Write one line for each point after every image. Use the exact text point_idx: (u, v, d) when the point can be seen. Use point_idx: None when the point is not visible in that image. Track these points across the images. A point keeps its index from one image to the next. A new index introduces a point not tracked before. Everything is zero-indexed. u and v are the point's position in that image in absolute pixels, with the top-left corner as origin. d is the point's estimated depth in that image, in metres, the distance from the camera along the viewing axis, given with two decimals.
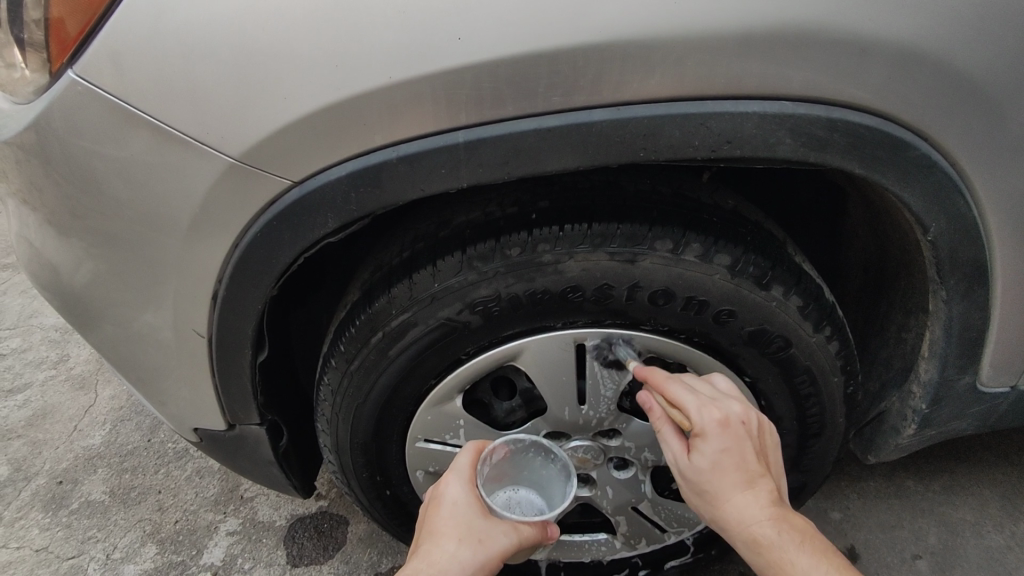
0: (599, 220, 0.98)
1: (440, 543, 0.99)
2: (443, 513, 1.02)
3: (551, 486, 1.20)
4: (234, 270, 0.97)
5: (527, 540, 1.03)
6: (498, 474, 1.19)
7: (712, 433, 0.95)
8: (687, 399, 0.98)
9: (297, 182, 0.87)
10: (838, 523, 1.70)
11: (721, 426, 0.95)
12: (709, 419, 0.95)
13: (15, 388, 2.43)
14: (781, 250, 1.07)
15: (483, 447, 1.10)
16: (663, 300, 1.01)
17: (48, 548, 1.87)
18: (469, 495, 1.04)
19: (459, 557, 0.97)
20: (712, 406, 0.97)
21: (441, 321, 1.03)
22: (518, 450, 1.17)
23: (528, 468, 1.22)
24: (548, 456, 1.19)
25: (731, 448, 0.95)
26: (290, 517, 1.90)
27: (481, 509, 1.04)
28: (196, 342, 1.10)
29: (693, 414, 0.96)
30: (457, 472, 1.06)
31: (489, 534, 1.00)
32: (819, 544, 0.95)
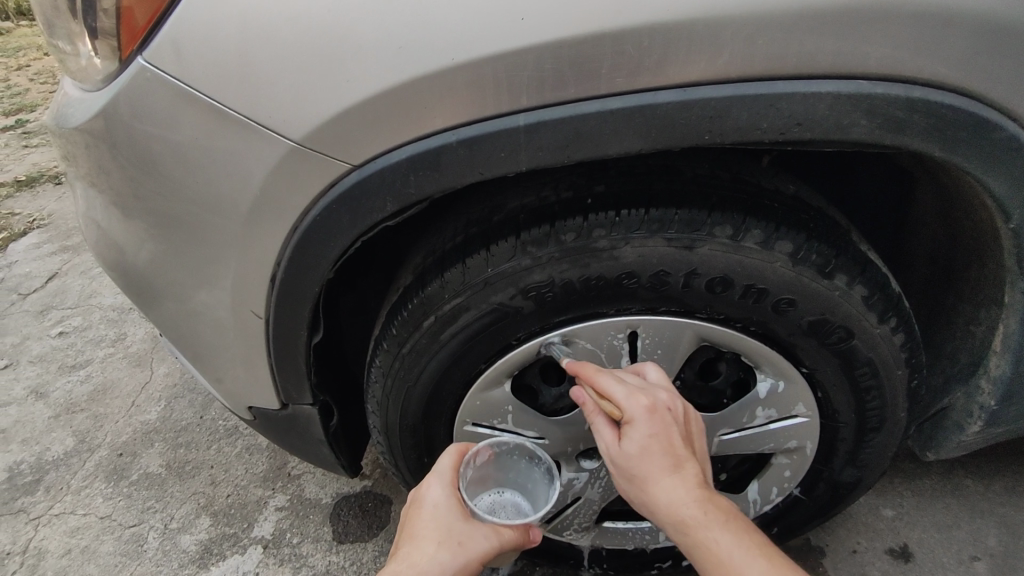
0: (657, 206, 0.97)
1: (422, 545, 0.96)
2: (424, 515, 1.00)
3: (537, 490, 1.19)
4: (292, 253, 0.98)
5: (509, 543, 1.01)
6: (482, 477, 1.18)
7: (639, 417, 0.93)
8: (616, 387, 0.96)
9: (356, 166, 0.87)
10: (891, 521, 1.65)
11: (649, 413, 0.93)
12: (636, 406, 0.94)
13: (77, 364, 2.55)
14: (845, 237, 1.04)
15: (466, 449, 1.09)
16: (721, 288, 0.99)
17: (111, 516, 1.97)
18: (451, 497, 1.03)
19: (439, 560, 0.94)
20: (640, 393, 0.95)
21: (494, 306, 1.04)
22: (502, 452, 1.17)
23: (513, 470, 1.21)
24: (534, 459, 1.19)
25: (659, 433, 0.93)
26: (335, 496, 1.95)
27: (463, 511, 1.01)
28: (254, 323, 1.13)
29: (623, 401, 0.95)
30: (438, 474, 1.05)
31: (469, 536, 0.98)
32: (743, 526, 0.92)
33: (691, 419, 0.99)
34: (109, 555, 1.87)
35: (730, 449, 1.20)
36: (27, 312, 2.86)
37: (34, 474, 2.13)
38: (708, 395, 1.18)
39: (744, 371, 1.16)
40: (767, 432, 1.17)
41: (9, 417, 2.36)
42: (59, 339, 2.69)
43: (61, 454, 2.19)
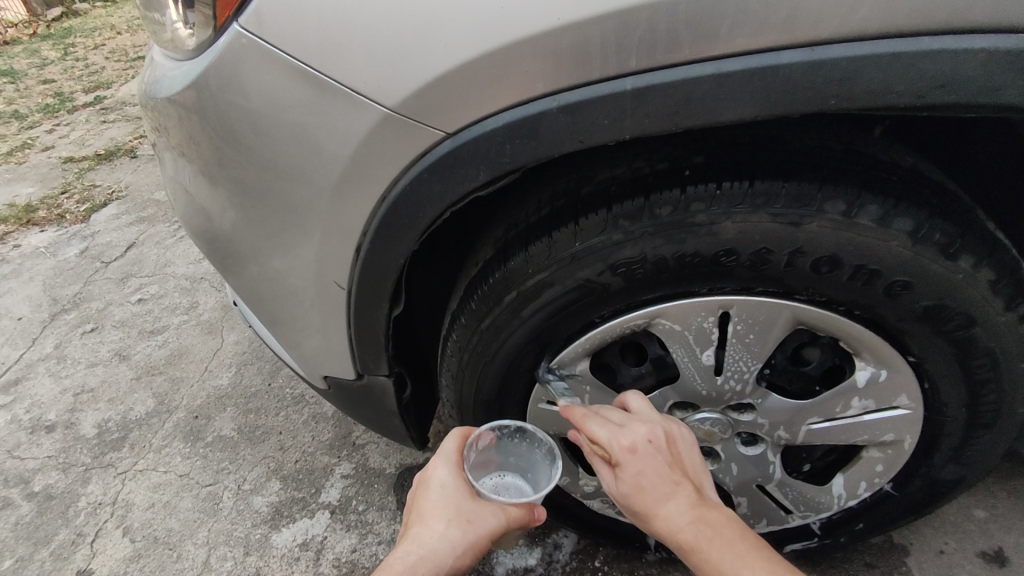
0: (762, 178, 0.90)
1: (431, 524, 1.03)
2: (432, 495, 1.07)
3: (536, 470, 1.26)
4: (379, 224, 0.97)
5: (514, 520, 1.07)
6: (485, 461, 1.24)
7: (624, 454, 0.96)
8: (595, 434, 1.00)
9: (450, 134, 0.84)
10: (983, 523, 1.55)
11: (632, 449, 0.96)
12: (619, 448, 0.97)
13: (155, 329, 2.68)
14: (970, 215, 0.95)
15: (468, 433, 1.16)
16: (828, 268, 0.92)
17: (189, 474, 2.07)
18: (457, 478, 1.10)
19: (449, 537, 1.01)
20: (616, 432, 0.98)
21: (580, 282, 1.00)
22: (504, 436, 1.23)
23: (515, 454, 1.27)
24: (533, 441, 1.24)
25: (647, 467, 0.95)
26: (399, 466, 1.99)
27: (469, 491, 1.08)
28: (336, 295, 1.14)
29: (608, 442, 0.98)
30: (444, 456, 1.12)
31: (477, 513, 1.04)
32: (749, 537, 0.90)
33: (675, 440, 0.99)
34: (188, 512, 1.96)
35: (818, 438, 1.14)
36: (108, 279, 3.01)
37: (119, 431, 2.26)
38: (798, 381, 1.12)
39: (841, 357, 1.08)
40: (861, 423, 1.10)
41: (95, 377, 2.51)
42: (138, 305, 2.83)
43: (143, 414, 2.31)
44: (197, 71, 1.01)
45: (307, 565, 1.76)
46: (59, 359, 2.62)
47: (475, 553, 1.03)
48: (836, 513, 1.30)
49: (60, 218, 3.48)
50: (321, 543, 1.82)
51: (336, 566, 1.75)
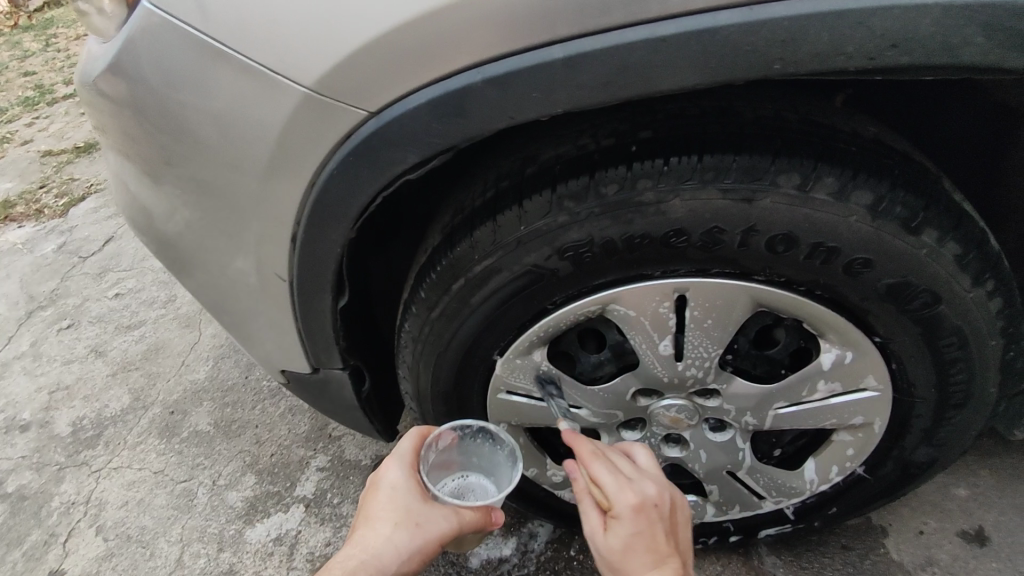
0: (711, 152, 0.85)
1: (377, 527, 1.01)
2: (381, 497, 1.05)
3: (500, 472, 1.21)
4: (311, 212, 0.91)
5: (467, 524, 1.03)
6: (447, 462, 1.21)
7: (622, 510, 0.93)
8: (604, 479, 0.96)
9: (374, 114, 0.79)
10: (964, 502, 1.52)
11: (636, 510, 0.93)
12: (623, 504, 0.93)
13: (132, 324, 2.62)
14: (936, 185, 0.90)
15: (427, 433, 1.12)
16: (784, 247, 0.87)
17: (164, 471, 2.04)
18: (409, 478, 1.06)
19: (394, 542, 0.99)
20: (629, 487, 0.94)
21: (527, 268, 0.95)
22: (467, 437, 1.19)
23: (478, 455, 1.23)
24: (497, 441, 1.20)
25: (642, 531, 0.93)
26: (375, 458, 1.96)
27: (422, 493, 1.05)
28: (280, 286, 1.09)
29: (610, 492, 0.95)
30: (398, 456, 1.09)
31: (427, 517, 1.01)
32: None
33: (674, 508, 0.98)
34: (161, 509, 1.93)
35: (786, 424, 1.09)
36: (85, 274, 2.91)
37: (94, 428, 2.21)
38: (763, 365, 1.07)
39: (806, 339, 1.04)
40: (828, 407, 1.06)
41: (70, 374, 2.44)
42: (115, 300, 2.73)
43: (118, 410, 2.26)
44: (116, 52, 0.95)
45: (280, 559, 1.75)
46: (35, 358, 2.53)
47: (423, 556, 1.01)
48: (811, 497, 1.26)
49: (35, 211, 3.38)
50: (295, 538, 1.79)
51: (310, 560, 1.74)
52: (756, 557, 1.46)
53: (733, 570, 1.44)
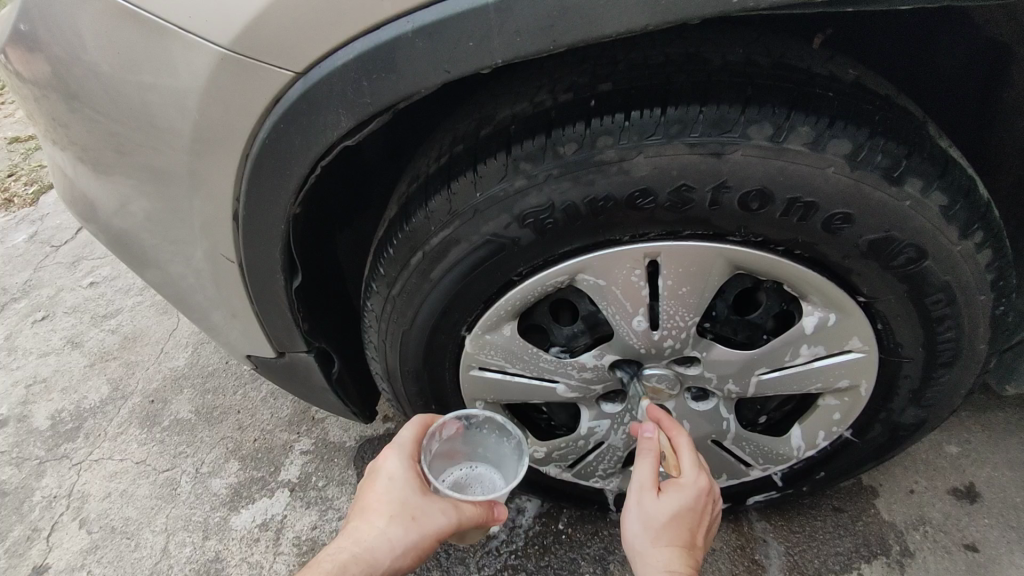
0: (676, 103, 0.78)
1: (371, 520, 0.96)
2: (377, 488, 0.99)
3: (505, 464, 1.17)
4: (248, 186, 0.85)
5: (468, 519, 0.99)
6: (451, 451, 1.16)
7: (692, 483, 0.95)
8: (688, 453, 0.98)
9: (300, 74, 0.73)
10: (955, 459, 1.49)
11: (703, 491, 0.95)
12: (695, 479, 0.95)
13: (107, 313, 2.39)
14: (920, 131, 0.83)
15: (432, 422, 1.07)
16: (758, 204, 0.81)
17: (146, 461, 1.89)
18: (407, 470, 1.01)
19: (390, 536, 0.94)
20: (704, 471, 0.97)
21: (487, 238, 0.88)
22: (472, 426, 1.15)
23: (483, 445, 1.18)
24: (502, 433, 1.16)
25: (696, 508, 0.95)
26: (360, 439, 1.87)
27: (420, 484, 1.00)
28: (229, 268, 1.02)
29: (686, 466, 0.97)
30: (398, 446, 1.03)
31: (423, 511, 0.96)
32: None
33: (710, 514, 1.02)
34: (146, 499, 1.80)
35: (770, 389, 1.04)
36: (59, 263, 2.64)
37: (73, 421, 2.04)
38: (743, 330, 1.01)
39: (787, 302, 0.98)
40: (812, 371, 1.01)
41: (48, 367, 2.23)
42: (90, 289, 2.50)
43: (98, 401, 2.09)
44: (34, 28, 0.89)
45: (267, 545, 1.66)
46: (10, 352, 2.30)
47: (419, 552, 0.96)
48: (799, 463, 1.22)
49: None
50: (281, 522, 1.70)
51: (296, 545, 1.65)
52: (746, 522, 1.44)
53: (723, 538, 1.41)
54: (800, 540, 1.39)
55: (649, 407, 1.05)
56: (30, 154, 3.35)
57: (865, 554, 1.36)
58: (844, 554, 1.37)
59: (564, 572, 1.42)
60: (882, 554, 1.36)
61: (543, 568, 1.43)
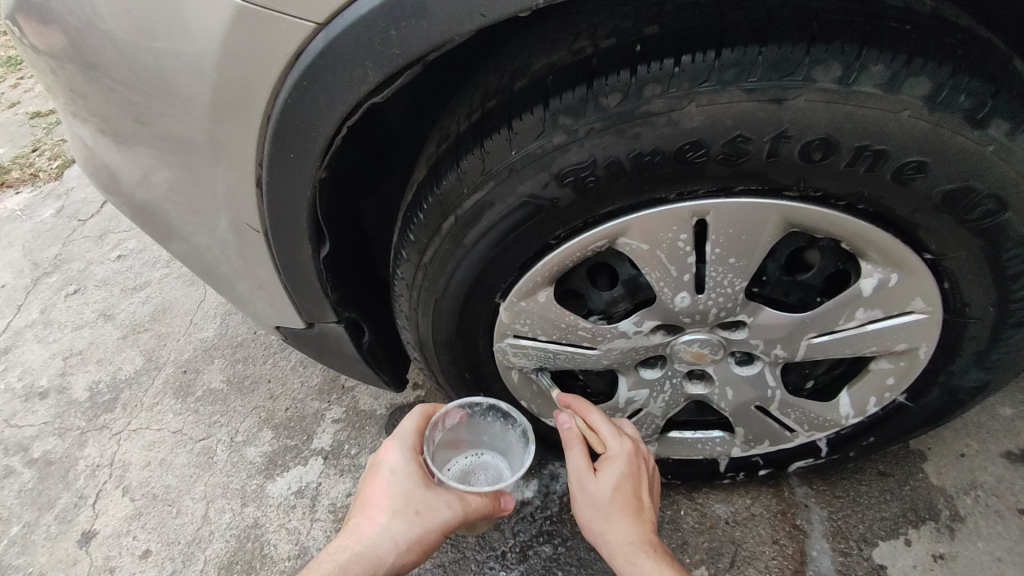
0: (732, 44, 0.72)
1: (374, 516, 0.96)
2: (379, 482, 0.99)
3: (512, 452, 1.16)
4: (270, 151, 0.81)
5: (473, 511, 0.99)
6: (456, 440, 1.16)
7: (618, 451, 0.99)
8: (604, 426, 1.02)
9: (321, 25, 0.68)
10: (1010, 421, 1.43)
11: (631, 455, 0.99)
12: (621, 448, 0.99)
13: (136, 286, 2.40)
14: (1007, 67, 0.75)
15: (433, 412, 1.08)
16: (821, 154, 0.74)
17: (183, 430, 1.92)
18: (409, 462, 1.01)
19: (393, 531, 0.94)
20: (625, 436, 1.01)
21: (523, 199, 0.83)
22: (475, 413, 1.14)
23: (488, 431, 1.18)
24: (508, 421, 1.16)
25: (632, 473, 0.99)
26: (389, 406, 1.87)
27: (423, 477, 1.00)
28: (255, 238, 0.99)
29: (607, 437, 1.00)
30: (400, 437, 1.03)
31: (428, 505, 0.96)
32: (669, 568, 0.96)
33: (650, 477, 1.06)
34: (185, 468, 1.83)
35: (820, 354, 0.99)
36: (88, 237, 2.65)
37: (110, 392, 2.07)
38: (795, 292, 0.95)
39: (844, 261, 0.91)
40: (867, 334, 0.95)
41: (83, 340, 2.26)
42: (118, 262, 2.51)
43: (133, 372, 2.11)
44: None
45: (303, 512, 1.68)
46: (45, 326, 2.33)
47: (423, 547, 0.96)
48: (845, 428, 1.18)
49: (15, 168, 3.09)
50: (316, 489, 1.72)
51: (332, 511, 1.67)
52: (787, 486, 1.40)
53: (763, 504, 1.38)
54: (844, 505, 1.36)
55: (560, 397, 1.09)
56: (51, 129, 3.35)
57: (912, 519, 1.32)
58: (890, 519, 1.33)
59: None
60: (931, 519, 1.31)
61: (579, 534, 1.41)
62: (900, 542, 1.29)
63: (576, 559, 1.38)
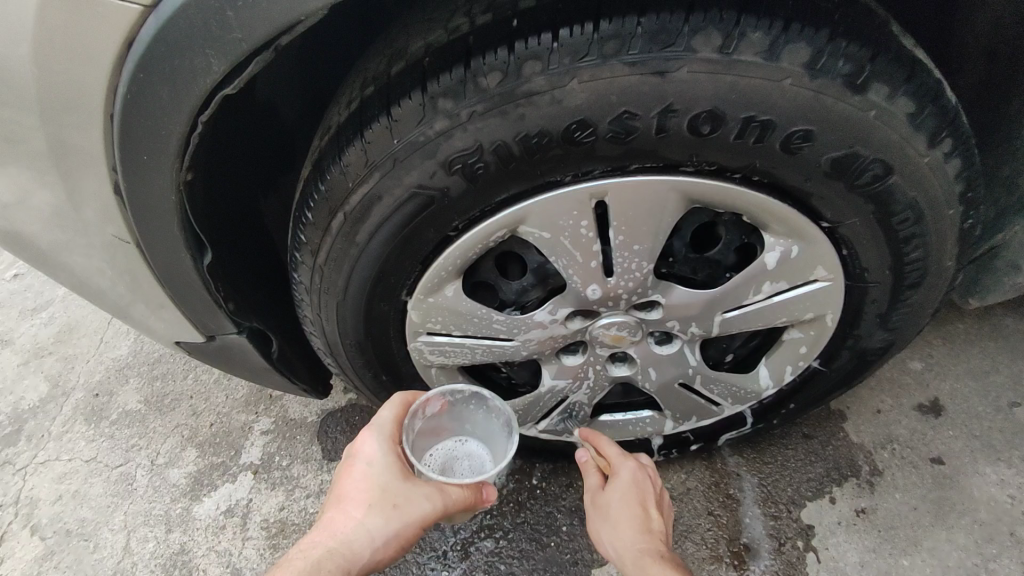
0: (610, 17, 0.69)
1: (348, 511, 0.89)
2: (354, 475, 0.91)
3: (496, 440, 1.10)
4: (121, 153, 0.73)
5: (454, 504, 0.92)
6: (437, 427, 1.09)
7: (624, 469, 1.05)
8: (612, 448, 1.10)
9: (150, 9, 0.62)
10: (920, 374, 1.49)
11: (635, 470, 1.05)
12: (624, 465, 1.06)
13: (37, 306, 2.12)
14: (884, 31, 0.76)
15: (413, 399, 1.00)
16: (710, 127, 0.72)
17: (97, 458, 1.69)
18: (387, 454, 0.93)
19: (368, 527, 0.87)
20: (630, 457, 1.08)
21: (412, 191, 0.78)
22: (457, 402, 1.08)
23: (471, 419, 1.11)
24: (490, 408, 1.09)
25: (637, 486, 1.03)
26: (321, 413, 1.70)
27: (401, 468, 0.93)
28: (130, 253, 0.89)
29: (614, 458, 1.08)
30: (378, 427, 0.96)
31: (407, 498, 0.89)
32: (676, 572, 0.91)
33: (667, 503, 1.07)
34: (101, 498, 1.61)
35: (734, 328, 0.98)
36: None
37: (13, 425, 1.80)
38: (704, 269, 0.94)
39: (748, 234, 0.90)
40: (775, 305, 0.95)
41: None
42: (14, 282, 2.22)
43: (37, 401, 1.84)
44: None
45: (234, 532, 1.50)
46: None
47: (400, 542, 0.89)
48: (767, 397, 1.19)
49: None
50: (246, 506, 1.55)
51: (265, 528, 1.50)
52: (719, 458, 1.42)
53: (697, 478, 1.39)
54: (773, 470, 1.39)
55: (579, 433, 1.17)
56: None
57: (836, 477, 1.36)
58: (816, 479, 1.36)
59: (540, 527, 1.37)
60: (853, 476, 1.36)
61: (520, 526, 1.38)
62: (825, 500, 1.33)
63: (518, 551, 1.34)
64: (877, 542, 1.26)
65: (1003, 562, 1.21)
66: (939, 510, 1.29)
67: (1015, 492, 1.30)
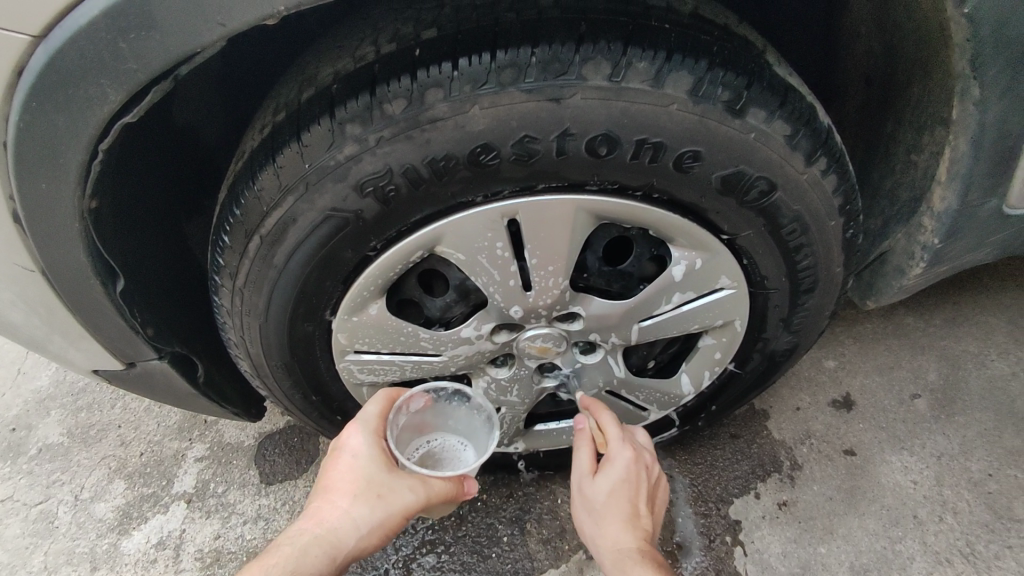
0: (506, 48, 0.73)
1: (334, 500, 0.89)
2: (341, 465, 0.91)
3: (476, 436, 1.09)
4: (18, 181, 0.71)
5: (436, 496, 0.94)
6: (420, 425, 1.07)
7: (620, 457, 1.00)
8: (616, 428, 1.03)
9: (39, 40, 0.61)
10: (833, 372, 1.59)
11: (630, 461, 1.00)
12: (621, 452, 1.00)
13: None
14: (760, 60, 0.83)
15: (398, 395, 0.99)
16: (607, 149, 0.77)
17: (14, 497, 1.60)
18: (373, 447, 0.93)
19: (354, 515, 0.87)
20: (628, 442, 1.02)
21: (326, 214, 0.80)
22: (442, 398, 1.06)
23: (454, 416, 1.09)
24: (472, 405, 1.08)
25: (629, 479, 0.99)
26: (258, 437, 1.66)
27: (387, 460, 0.93)
28: (34, 282, 0.86)
29: (613, 440, 1.02)
30: (362, 421, 0.95)
31: (391, 488, 0.90)
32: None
33: (655, 486, 1.05)
34: (18, 539, 1.52)
35: (651, 335, 1.03)
36: None
37: None
38: (618, 281, 0.98)
39: (658, 247, 0.95)
40: (688, 313, 1.00)
41: None
42: None
43: None
44: None
45: (165, 565, 1.45)
46: None
47: (385, 532, 0.90)
48: (691, 400, 1.24)
49: None
50: (179, 537, 1.49)
51: (199, 559, 1.45)
52: None
53: None
54: (703, 471, 1.44)
55: (579, 398, 1.11)
56: None
57: (761, 474, 1.43)
58: (742, 477, 1.43)
59: (482, 539, 1.38)
60: (775, 471, 1.43)
61: (461, 539, 1.39)
62: (751, 496, 1.40)
63: (459, 565, 1.35)
64: (797, 533, 1.34)
65: (907, 543, 1.30)
66: (852, 498, 1.38)
67: (917, 477, 1.40)
